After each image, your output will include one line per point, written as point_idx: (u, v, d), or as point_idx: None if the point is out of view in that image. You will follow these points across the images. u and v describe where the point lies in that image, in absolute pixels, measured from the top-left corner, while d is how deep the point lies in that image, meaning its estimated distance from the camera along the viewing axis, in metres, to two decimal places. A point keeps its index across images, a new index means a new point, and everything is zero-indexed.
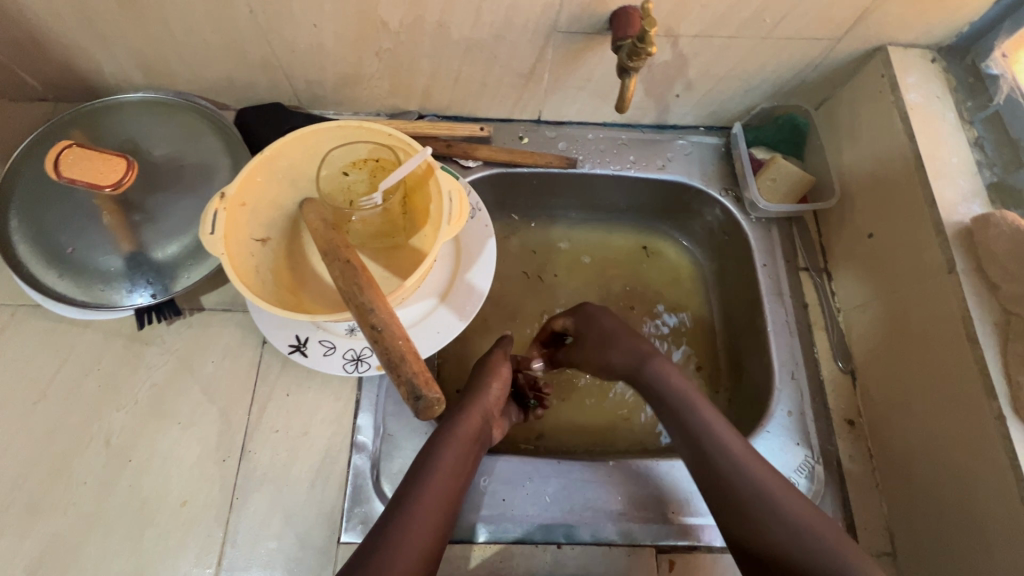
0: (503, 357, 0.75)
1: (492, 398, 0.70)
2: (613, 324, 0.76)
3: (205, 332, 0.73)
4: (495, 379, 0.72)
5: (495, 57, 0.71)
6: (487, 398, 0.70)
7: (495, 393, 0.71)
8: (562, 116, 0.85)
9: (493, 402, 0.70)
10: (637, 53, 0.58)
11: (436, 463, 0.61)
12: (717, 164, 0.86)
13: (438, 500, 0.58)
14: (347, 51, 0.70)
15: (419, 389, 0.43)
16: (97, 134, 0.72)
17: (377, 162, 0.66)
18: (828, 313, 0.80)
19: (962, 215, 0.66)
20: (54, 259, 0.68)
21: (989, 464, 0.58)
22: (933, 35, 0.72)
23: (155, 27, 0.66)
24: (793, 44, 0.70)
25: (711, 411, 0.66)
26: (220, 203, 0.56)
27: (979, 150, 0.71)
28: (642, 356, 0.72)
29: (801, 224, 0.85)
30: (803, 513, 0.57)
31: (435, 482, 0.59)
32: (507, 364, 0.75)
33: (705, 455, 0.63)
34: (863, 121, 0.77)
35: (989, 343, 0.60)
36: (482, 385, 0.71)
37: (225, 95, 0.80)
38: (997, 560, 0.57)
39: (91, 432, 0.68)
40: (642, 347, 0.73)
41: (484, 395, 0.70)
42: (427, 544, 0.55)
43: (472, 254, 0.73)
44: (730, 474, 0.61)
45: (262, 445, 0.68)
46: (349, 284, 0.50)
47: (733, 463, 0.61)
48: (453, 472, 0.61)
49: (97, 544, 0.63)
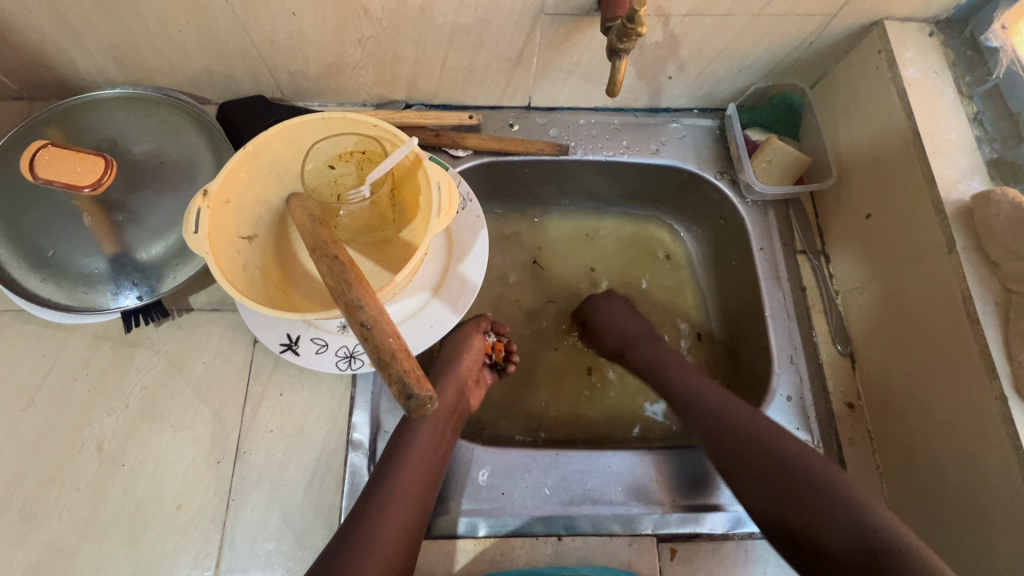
0: (475, 329, 0.78)
1: (465, 368, 0.74)
2: (621, 314, 0.82)
3: (195, 332, 0.72)
4: (465, 351, 0.75)
5: (481, 42, 0.69)
6: (458, 369, 0.73)
7: (468, 362, 0.74)
8: (553, 102, 0.83)
9: (467, 372, 0.74)
10: (626, 34, 0.55)
11: (413, 439, 0.63)
12: (712, 147, 0.85)
13: (420, 475, 0.61)
14: (328, 40, 0.68)
15: (411, 388, 0.40)
16: (74, 132, 0.70)
17: (363, 154, 0.63)
18: (827, 296, 0.79)
19: (961, 192, 0.64)
20: (35, 262, 0.66)
21: (990, 444, 0.58)
22: (932, 7, 0.70)
23: (127, 18, 0.63)
24: (788, 21, 0.68)
25: (711, 390, 0.69)
26: (204, 201, 0.54)
27: (978, 125, 0.69)
28: (634, 338, 0.79)
29: (797, 205, 0.84)
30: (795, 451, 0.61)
31: (415, 458, 0.62)
32: (478, 335, 0.77)
33: (711, 426, 0.66)
34: (860, 99, 0.76)
35: (990, 322, 0.59)
36: (454, 355, 0.74)
37: (206, 88, 0.78)
38: (1001, 541, 0.56)
39: (82, 437, 0.66)
40: (631, 332, 0.80)
41: (456, 367, 0.73)
42: (409, 519, 0.58)
43: (464, 246, 0.71)
44: (750, 451, 0.62)
45: (257, 445, 0.67)
46: (337, 280, 0.48)
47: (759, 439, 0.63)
48: (431, 448, 0.63)
49: (93, 550, 0.62)
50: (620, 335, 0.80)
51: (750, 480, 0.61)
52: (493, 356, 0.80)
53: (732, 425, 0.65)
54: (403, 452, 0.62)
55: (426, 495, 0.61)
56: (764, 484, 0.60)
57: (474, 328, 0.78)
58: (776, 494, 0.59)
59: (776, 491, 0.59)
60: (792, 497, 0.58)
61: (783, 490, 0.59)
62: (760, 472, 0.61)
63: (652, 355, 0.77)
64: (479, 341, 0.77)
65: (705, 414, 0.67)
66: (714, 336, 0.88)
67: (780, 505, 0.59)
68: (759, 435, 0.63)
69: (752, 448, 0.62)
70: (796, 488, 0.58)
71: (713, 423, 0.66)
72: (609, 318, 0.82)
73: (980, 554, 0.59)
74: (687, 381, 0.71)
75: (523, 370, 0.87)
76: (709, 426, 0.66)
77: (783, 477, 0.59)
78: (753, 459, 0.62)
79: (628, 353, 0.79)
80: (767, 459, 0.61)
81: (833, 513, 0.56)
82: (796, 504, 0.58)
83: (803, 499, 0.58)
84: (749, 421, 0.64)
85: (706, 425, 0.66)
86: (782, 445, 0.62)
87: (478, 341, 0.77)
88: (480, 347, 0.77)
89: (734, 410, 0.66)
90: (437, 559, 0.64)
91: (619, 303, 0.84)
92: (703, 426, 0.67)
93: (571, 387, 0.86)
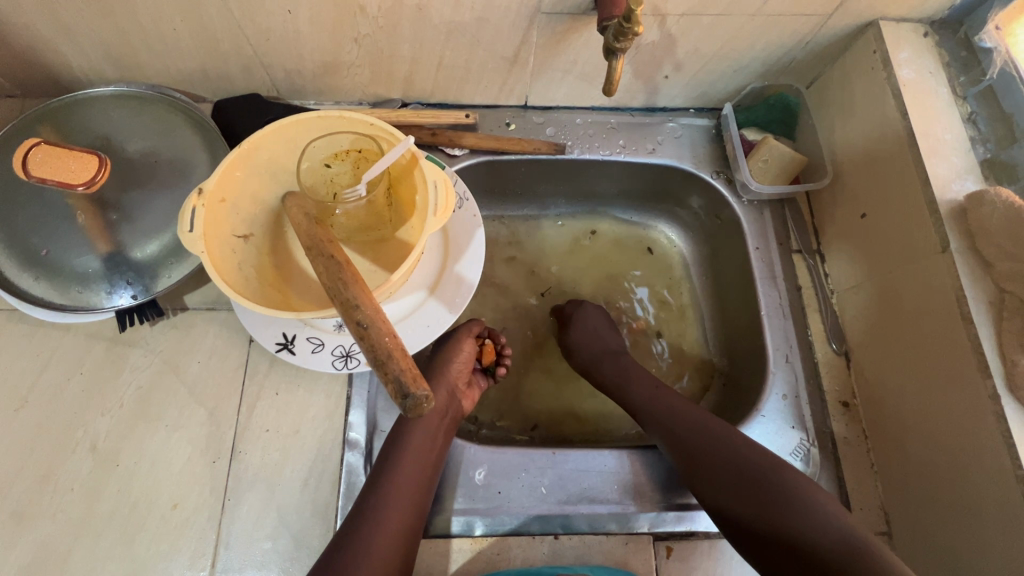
0: (466, 334, 0.77)
1: (456, 372, 0.73)
2: (586, 332, 0.81)
3: (190, 331, 0.71)
4: (456, 355, 0.74)
5: (478, 41, 0.69)
6: (447, 373, 0.73)
7: (458, 367, 0.74)
8: (549, 101, 0.83)
9: (456, 376, 0.73)
10: (623, 33, 0.55)
11: (405, 445, 0.63)
12: (708, 147, 0.85)
13: (413, 479, 0.62)
14: (324, 38, 0.67)
15: (407, 387, 0.40)
16: (67, 130, 0.70)
17: (359, 153, 0.63)
18: (821, 296, 0.80)
19: (955, 192, 0.65)
20: (28, 261, 0.66)
21: (984, 442, 0.58)
22: (926, 8, 0.71)
23: (122, 15, 0.63)
24: (783, 21, 0.69)
25: (679, 402, 0.70)
26: (199, 199, 0.54)
27: (972, 126, 0.70)
28: (597, 359, 0.79)
29: (792, 204, 0.84)
30: (757, 457, 0.62)
31: (408, 463, 0.62)
32: (470, 340, 0.76)
33: (672, 431, 0.67)
34: (855, 99, 0.76)
35: (984, 321, 0.60)
36: (445, 360, 0.74)
37: (201, 86, 0.77)
38: (992, 538, 0.57)
39: (76, 438, 0.66)
40: (601, 347, 0.80)
41: (446, 371, 0.73)
42: (405, 522, 0.59)
43: (461, 245, 0.71)
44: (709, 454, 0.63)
45: (253, 444, 0.67)
46: (333, 280, 0.48)
47: (714, 443, 0.64)
48: (424, 452, 0.64)
49: (86, 550, 0.62)
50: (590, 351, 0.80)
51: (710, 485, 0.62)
52: (483, 361, 0.79)
53: (696, 431, 0.65)
54: (400, 456, 0.63)
55: (421, 498, 0.62)
56: (730, 486, 0.61)
57: (468, 332, 0.77)
58: (741, 497, 0.60)
59: (744, 497, 0.59)
60: (762, 497, 0.59)
61: (753, 492, 0.59)
62: (734, 478, 0.61)
63: (616, 372, 0.77)
64: (470, 344, 0.76)
65: (671, 427, 0.67)
66: (709, 334, 0.89)
67: (748, 510, 0.59)
68: (719, 441, 0.64)
69: (723, 456, 0.63)
70: (764, 493, 0.59)
71: (683, 433, 0.66)
72: (578, 339, 0.81)
73: (971, 550, 0.59)
74: (650, 394, 0.72)
75: (519, 367, 0.87)
76: (681, 438, 0.66)
77: (748, 481, 0.60)
78: (717, 464, 0.62)
79: (594, 371, 0.79)
80: (735, 467, 0.61)
81: (804, 514, 0.57)
82: (767, 507, 0.58)
83: (777, 506, 0.58)
84: (710, 430, 0.65)
85: (672, 432, 0.67)
86: (747, 452, 0.62)
87: (469, 344, 0.76)
88: (472, 352, 0.76)
89: (698, 417, 0.67)
90: (434, 558, 0.64)
91: (598, 320, 0.83)
92: (663, 427, 0.68)
93: (570, 385, 0.86)
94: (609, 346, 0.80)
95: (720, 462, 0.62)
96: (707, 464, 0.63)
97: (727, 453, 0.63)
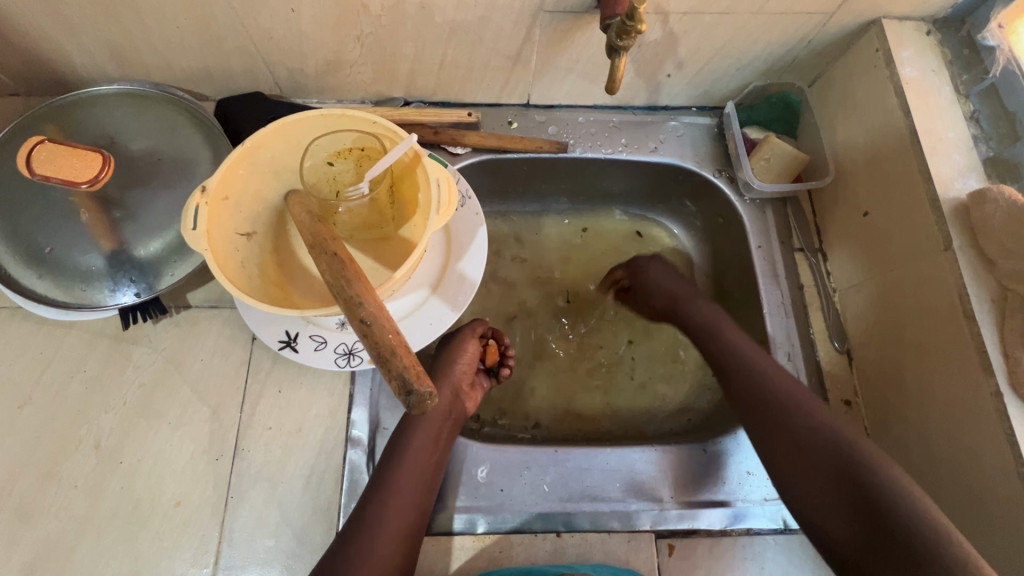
0: (470, 334, 0.77)
1: (459, 373, 0.73)
2: (670, 274, 0.83)
3: (192, 329, 0.71)
4: (459, 356, 0.74)
5: (480, 39, 0.69)
6: (451, 373, 0.73)
7: (461, 367, 0.74)
8: (551, 100, 0.83)
9: (460, 376, 0.73)
10: (626, 31, 0.55)
11: (408, 444, 0.63)
12: (710, 146, 0.85)
13: (416, 478, 0.62)
14: (326, 36, 0.68)
15: (411, 384, 0.40)
16: (70, 128, 0.70)
17: (362, 151, 0.64)
18: (824, 295, 0.79)
19: (958, 190, 0.65)
20: (32, 258, 0.66)
21: (987, 440, 0.58)
22: (929, 7, 0.71)
23: (125, 14, 0.63)
24: (785, 20, 0.69)
25: (767, 362, 0.69)
26: (202, 198, 0.54)
27: (975, 124, 0.70)
28: (687, 296, 0.80)
29: (794, 203, 0.84)
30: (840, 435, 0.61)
31: (411, 462, 0.62)
32: (473, 340, 0.76)
33: (755, 400, 0.66)
34: (858, 97, 0.76)
35: (986, 319, 0.60)
36: (448, 360, 0.74)
37: (203, 85, 0.77)
38: (995, 536, 0.57)
39: (78, 436, 0.66)
40: (684, 289, 0.81)
41: (449, 372, 0.73)
42: (408, 522, 0.59)
43: (463, 243, 0.71)
44: (791, 431, 0.63)
45: (256, 442, 0.67)
46: (336, 277, 0.48)
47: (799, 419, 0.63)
48: (428, 452, 0.64)
49: (90, 547, 0.62)
50: (674, 292, 0.80)
51: (792, 466, 0.61)
52: (487, 362, 0.79)
53: (785, 405, 0.64)
54: (403, 454, 0.63)
55: (423, 498, 0.62)
56: (812, 468, 0.60)
57: (472, 333, 0.77)
58: (821, 478, 0.59)
59: (833, 482, 0.58)
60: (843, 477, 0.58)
61: (836, 471, 0.59)
62: (814, 459, 0.60)
63: (709, 311, 0.77)
64: (473, 345, 0.76)
65: (756, 396, 0.66)
66: None
67: (830, 492, 0.58)
68: (805, 414, 0.63)
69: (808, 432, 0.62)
70: (849, 471, 0.58)
71: (765, 402, 0.65)
72: (661, 279, 0.82)
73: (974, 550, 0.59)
74: (737, 347, 0.71)
75: (521, 366, 0.87)
76: (766, 409, 0.65)
77: (831, 459, 0.60)
78: (799, 440, 0.62)
79: (680, 308, 0.79)
80: (830, 450, 0.60)
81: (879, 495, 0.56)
82: (851, 488, 0.57)
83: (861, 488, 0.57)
84: (797, 402, 0.64)
85: (756, 403, 0.66)
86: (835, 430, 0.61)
87: (472, 345, 0.76)
88: (475, 352, 0.76)
89: (786, 386, 0.66)
90: (435, 556, 0.64)
91: (664, 267, 0.84)
92: (745, 395, 0.67)
93: (572, 384, 0.86)
94: (687, 291, 0.80)
95: (802, 441, 0.62)
96: (793, 442, 0.62)
97: (813, 430, 0.62)
